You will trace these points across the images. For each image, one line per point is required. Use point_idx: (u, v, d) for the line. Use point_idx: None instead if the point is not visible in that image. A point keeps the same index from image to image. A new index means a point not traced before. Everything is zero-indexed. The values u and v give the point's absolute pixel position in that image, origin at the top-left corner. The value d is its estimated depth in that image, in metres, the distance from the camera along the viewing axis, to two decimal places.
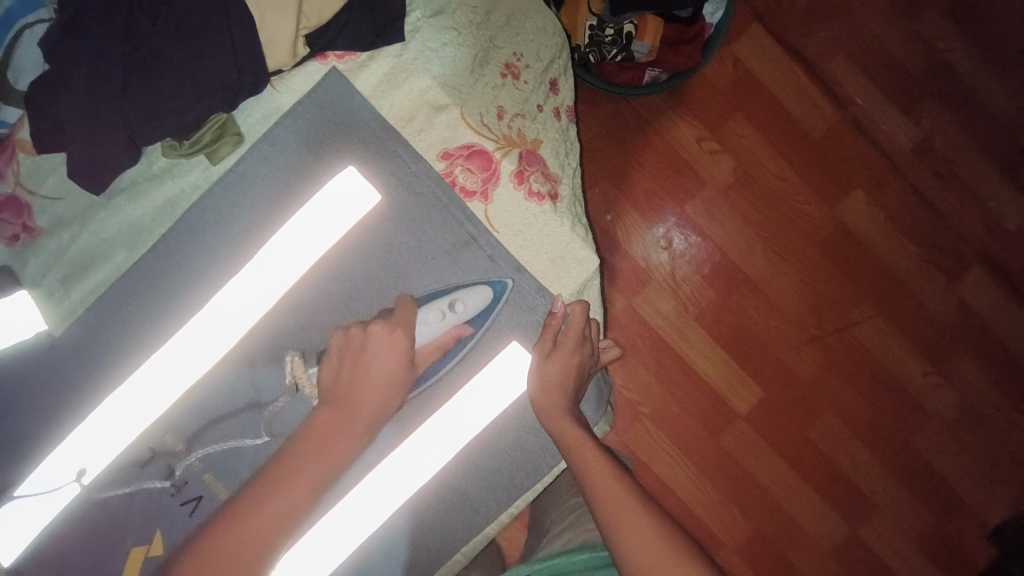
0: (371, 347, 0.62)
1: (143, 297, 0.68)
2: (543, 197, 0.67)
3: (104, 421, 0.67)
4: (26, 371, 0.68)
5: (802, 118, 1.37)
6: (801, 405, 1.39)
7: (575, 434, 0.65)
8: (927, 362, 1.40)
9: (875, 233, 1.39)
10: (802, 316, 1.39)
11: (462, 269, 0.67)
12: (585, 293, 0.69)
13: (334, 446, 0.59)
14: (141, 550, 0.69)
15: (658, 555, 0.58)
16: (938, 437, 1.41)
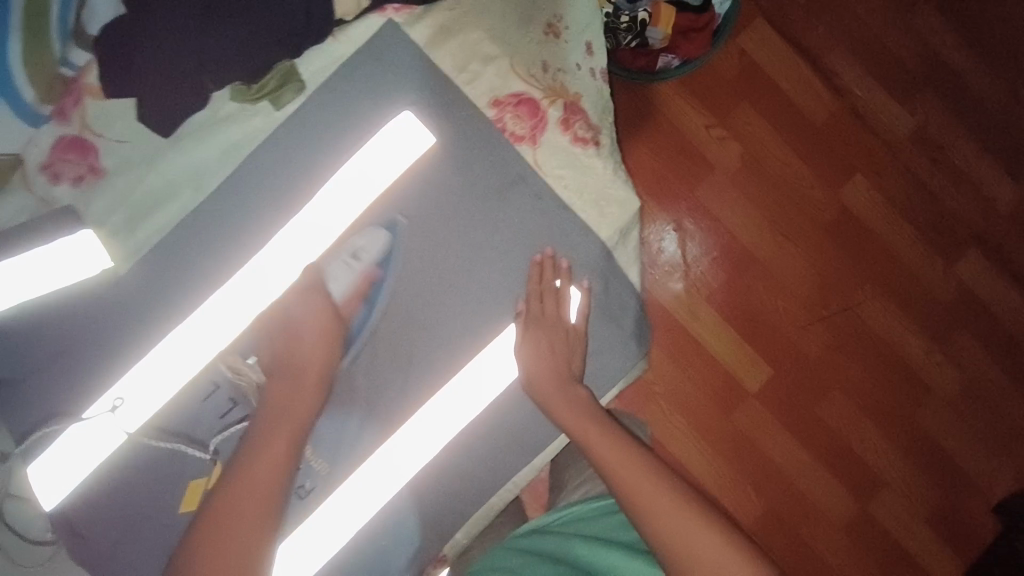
0: (293, 312, 0.69)
1: (212, 235, 0.73)
2: (587, 142, 0.71)
3: (158, 363, 0.73)
4: (91, 308, 0.73)
5: (805, 107, 1.43)
6: (810, 381, 1.42)
7: (574, 412, 0.69)
8: (928, 339, 1.45)
9: (876, 217, 1.45)
10: (808, 295, 1.43)
11: (373, 235, 0.71)
12: (627, 234, 0.73)
13: (295, 405, 0.66)
14: (200, 482, 0.73)
15: (683, 527, 0.59)
16: (941, 412, 1.45)
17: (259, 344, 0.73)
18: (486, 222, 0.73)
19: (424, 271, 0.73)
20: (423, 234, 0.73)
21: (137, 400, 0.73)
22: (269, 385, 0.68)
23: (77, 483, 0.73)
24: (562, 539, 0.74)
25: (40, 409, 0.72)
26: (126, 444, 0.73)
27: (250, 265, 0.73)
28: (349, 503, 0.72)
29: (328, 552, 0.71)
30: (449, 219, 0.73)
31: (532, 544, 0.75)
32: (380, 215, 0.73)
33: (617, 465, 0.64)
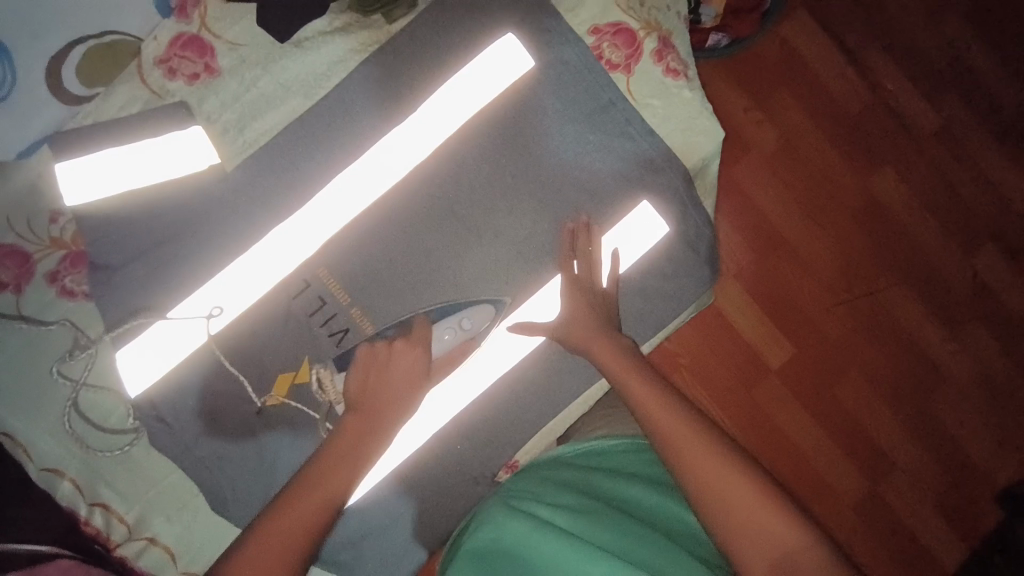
0: (394, 363, 0.64)
1: (310, 139, 0.76)
2: (678, 74, 0.76)
3: (247, 267, 0.75)
4: (190, 202, 0.75)
5: (838, 94, 1.35)
6: (828, 365, 1.30)
7: (613, 352, 0.66)
8: (947, 330, 1.32)
9: (901, 207, 1.35)
10: (833, 277, 1.32)
11: (481, 308, 0.74)
12: (709, 165, 0.77)
13: (369, 459, 0.59)
14: (289, 376, 0.74)
15: (719, 475, 0.56)
16: (961, 407, 1.31)
17: (343, 254, 0.76)
18: (576, 143, 0.76)
19: (512, 189, 0.77)
20: (514, 154, 0.76)
21: (229, 301, 0.74)
22: (342, 424, 0.60)
23: (155, 378, 0.73)
24: (578, 472, 0.71)
25: (129, 298, 0.73)
26: (206, 343, 0.73)
27: (333, 186, 0.76)
28: (428, 408, 0.76)
29: (405, 453, 0.76)
30: (540, 139, 0.76)
31: (552, 474, 0.71)
32: (470, 139, 0.76)
33: (659, 415, 0.60)
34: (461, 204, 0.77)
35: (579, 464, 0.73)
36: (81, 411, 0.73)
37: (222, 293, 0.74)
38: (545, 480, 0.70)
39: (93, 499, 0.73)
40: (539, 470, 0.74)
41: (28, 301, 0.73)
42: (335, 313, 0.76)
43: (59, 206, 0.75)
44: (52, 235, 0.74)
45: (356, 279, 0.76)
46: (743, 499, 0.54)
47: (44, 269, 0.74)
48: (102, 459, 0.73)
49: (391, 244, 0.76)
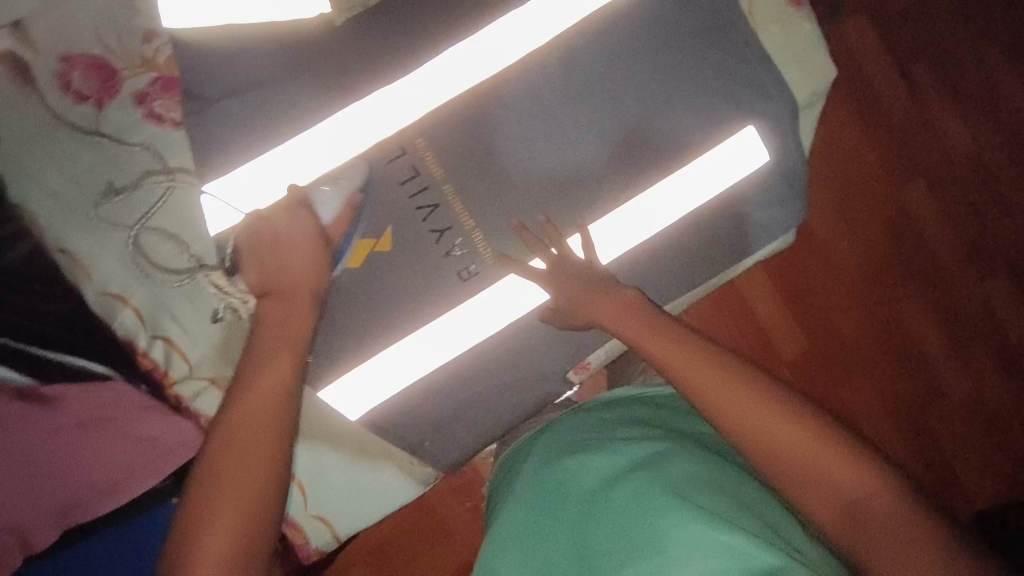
0: (284, 232, 0.66)
1: (423, 6, 0.74)
2: (801, 3, 0.77)
3: (336, 126, 0.72)
4: (294, 48, 0.73)
5: (884, 95, 1.25)
6: (838, 364, 1.24)
7: (615, 316, 0.64)
8: (953, 354, 1.24)
9: (932, 221, 1.26)
10: (853, 279, 1.25)
11: (354, 165, 0.72)
12: (816, 100, 0.78)
13: (290, 323, 0.61)
14: (370, 241, 0.74)
15: (760, 415, 0.54)
16: (959, 434, 1.23)
17: (440, 130, 0.75)
18: (693, 59, 0.76)
19: (621, 93, 0.76)
20: (627, 58, 0.76)
21: (315, 153, 0.72)
22: (261, 307, 0.63)
23: (234, 219, 0.71)
24: (652, 411, 0.72)
25: (220, 134, 0.71)
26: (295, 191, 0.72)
27: (431, 62, 0.74)
28: (495, 303, 0.76)
29: (465, 343, 0.76)
30: (658, 48, 0.75)
31: (619, 414, 0.71)
32: (588, 38, 0.75)
33: (678, 369, 0.58)
34: (566, 102, 0.76)
35: (647, 405, 0.73)
36: (158, 239, 0.71)
37: (289, 156, 0.71)
38: (605, 419, 0.70)
39: (155, 332, 0.72)
40: (590, 409, 0.73)
41: (108, 120, 0.70)
42: (428, 186, 0.75)
43: (154, 26, 0.71)
44: (143, 55, 0.70)
45: (453, 153, 0.75)
46: (796, 442, 0.53)
47: (131, 89, 0.70)
48: (172, 291, 0.72)
49: (487, 127, 0.75)
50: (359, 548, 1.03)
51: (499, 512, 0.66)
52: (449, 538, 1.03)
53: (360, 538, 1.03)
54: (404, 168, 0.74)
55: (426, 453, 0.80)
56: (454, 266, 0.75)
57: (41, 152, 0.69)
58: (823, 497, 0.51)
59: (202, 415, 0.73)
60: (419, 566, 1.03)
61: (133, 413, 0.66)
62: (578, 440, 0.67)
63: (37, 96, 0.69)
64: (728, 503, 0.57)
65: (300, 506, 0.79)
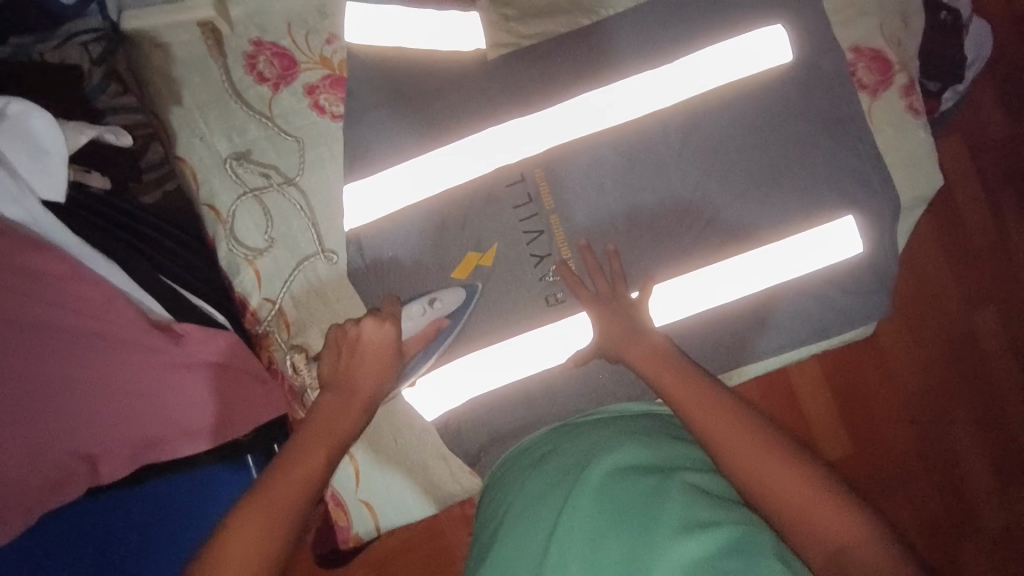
0: (365, 340, 0.65)
1: (569, 56, 0.82)
2: (919, 114, 0.81)
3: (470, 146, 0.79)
4: (450, 70, 0.82)
5: (972, 220, 1.26)
6: (870, 466, 1.21)
7: (660, 364, 0.67)
8: (1000, 488, 1.21)
9: (1001, 351, 1.24)
10: (909, 391, 1.23)
11: (453, 291, 0.77)
12: (917, 204, 0.82)
13: (342, 422, 0.61)
14: (475, 255, 0.79)
15: (789, 484, 0.55)
16: (989, 566, 1.20)
17: (558, 165, 0.81)
18: (807, 145, 0.80)
19: (733, 164, 0.81)
20: (744, 131, 0.81)
21: (449, 169, 0.79)
22: (319, 400, 0.62)
23: (365, 219, 0.78)
24: (662, 424, 0.71)
25: (368, 132, 0.79)
26: (425, 205, 0.79)
27: (564, 105, 0.81)
28: (563, 335, 0.79)
29: (535, 365, 0.80)
30: (774, 129, 0.81)
31: (630, 423, 0.71)
32: (713, 109, 0.81)
33: (713, 427, 0.60)
34: (679, 162, 0.81)
35: (659, 418, 0.73)
36: (294, 215, 0.79)
37: (413, 174, 0.78)
38: (620, 428, 0.70)
39: (270, 297, 0.78)
40: (609, 419, 0.74)
41: (279, 103, 0.79)
42: (538, 213, 0.81)
43: (336, 32, 0.81)
44: (322, 54, 0.81)
45: (566, 185, 0.81)
46: (825, 516, 0.52)
47: (306, 80, 0.80)
48: (293, 264, 0.79)
49: (600, 171, 0.81)
50: (369, 552, 1.04)
51: (505, 517, 0.66)
52: (454, 564, 1.05)
53: (377, 537, 1.05)
54: (518, 194, 0.81)
55: (478, 461, 0.83)
56: (545, 290, 0.80)
57: (217, 117, 0.79)
58: (830, 547, 0.51)
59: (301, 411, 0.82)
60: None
61: (237, 360, 0.72)
62: (588, 448, 0.67)
63: (225, 70, 0.79)
64: (724, 516, 0.54)
65: (350, 485, 0.82)
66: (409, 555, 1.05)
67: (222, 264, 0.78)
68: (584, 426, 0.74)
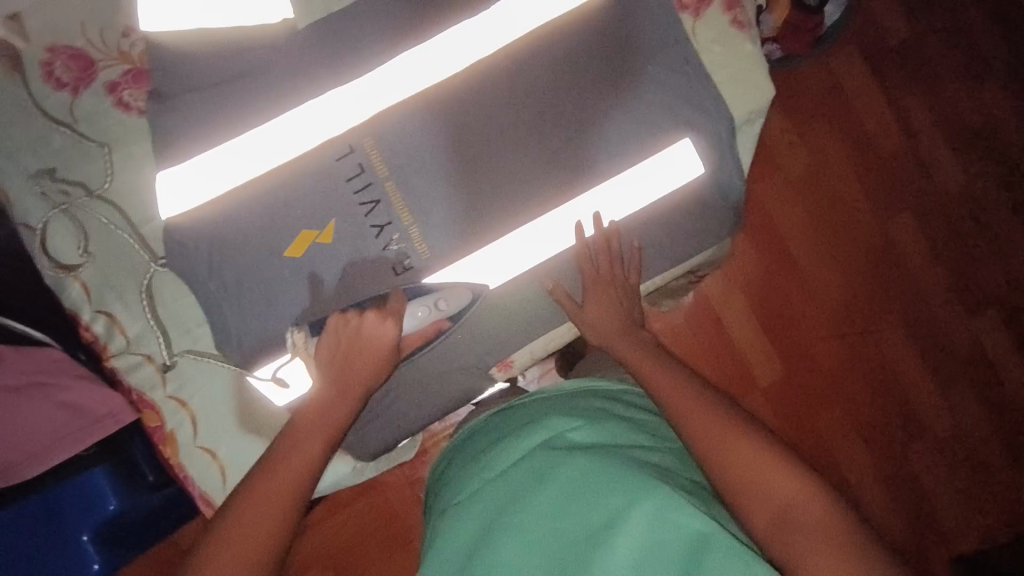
0: (365, 332, 0.68)
1: (378, 17, 0.79)
2: (745, 26, 0.79)
3: (288, 124, 0.76)
4: (251, 50, 0.78)
5: (874, 133, 1.35)
6: (814, 396, 1.31)
7: (604, 314, 0.77)
8: (933, 381, 1.33)
9: (916, 255, 1.34)
10: (835, 309, 1.32)
11: (460, 293, 0.76)
12: (753, 120, 0.80)
13: (333, 413, 0.66)
14: (313, 232, 0.77)
15: (711, 424, 0.61)
16: (930, 456, 1.32)
17: (388, 133, 0.78)
18: (634, 74, 0.78)
19: (565, 105, 0.79)
20: (567, 72, 0.79)
21: (269, 147, 0.76)
22: (316, 388, 0.67)
23: (179, 210, 0.75)
24: (597, 404, 0.73)
25: (178, 127, 0.75)
26: (248, 188, 0.75)
27: (381, 69, 0.78)
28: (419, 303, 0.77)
29: None
30: (601, 64, 0.79)
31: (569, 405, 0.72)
32: (535, 50, 0.79)
33: (652, 375, 0.69)
34: (511, 109, 0.79)
35: (594, 396, 0.75)
36: (114, 224, 0.75)
37: (229, 154, 0.75)
38: (572, 408, 0.71)
39: (103, 308, 0.75)
40: (555, 400, 0.75)
41: (81, 107, 0.76)
42: (372, 182, 0.78)
43: (133, 24, 0.77)
44: (120, 48, 0.77)
45: (398, 153, 0.78)
46: (745, 455, 0.58)
47: (104, 79, 0.77)
48: (120, 270, 0.75)
49: (438, 141, 0.78)
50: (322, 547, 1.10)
51: (445, 515, 0.65)
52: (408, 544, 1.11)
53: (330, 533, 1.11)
54: (347, 167, 0.77)
55: (357, 443, 0.82)
56: (390, 261, 0.78)
57: (16, 132, 0.75)
58: (760, 497, 0.55)
59: (163, 429, 0.76)
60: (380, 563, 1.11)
61: (69, 379, 0.70)
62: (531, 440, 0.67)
63: (22, 82, 0.75)
64: (674, 493, 0.57)
65: (219, 488, 0.76)
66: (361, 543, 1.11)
67: (48, 282, 0.74)
68: (530, 408, 0.75)
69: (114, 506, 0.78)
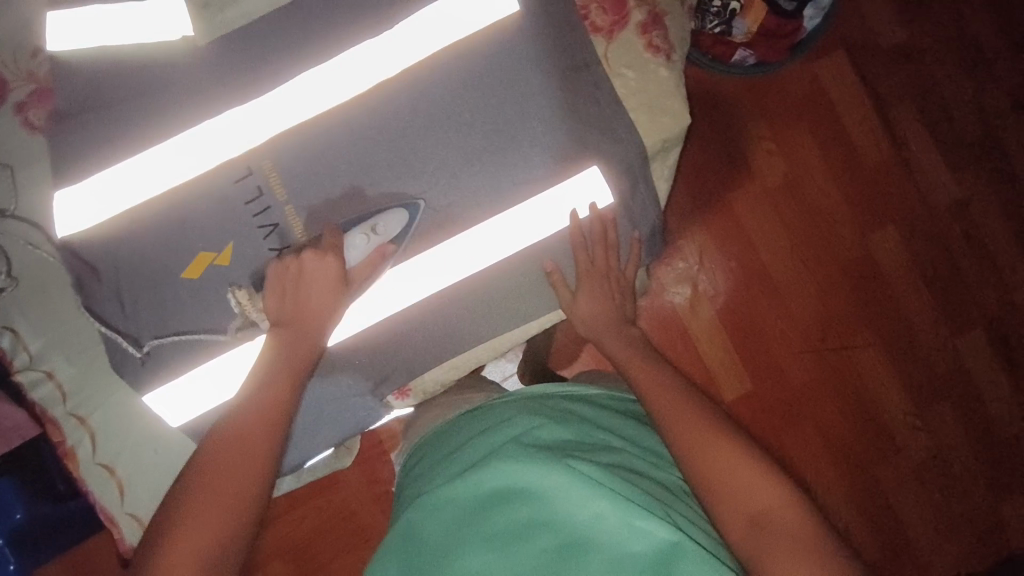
0: (309, 269, 0.70)
1: (280, 32, 0.76)
2: (659, 51, 0.77)
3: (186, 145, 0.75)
4: (150, 66, 0.76)
5: (858, 143, 1.26)
6: (784, 412, 1.26)
7: (594, 305, 0.79)
8: (910, 404, 1.27)
9: (897, 273, 1.27)
10: (808, 325, 1.26)
11: (395, 214, 0.74)
12: (668, 148, 0.79)
13: (293, 351, 0.68)
14: (210, 255, 0.75)
15: (692, 423, 0.68)
16: (905, 481, 1.27)
17: (287, 152, 0.75)
18: (543, 96, 0.75)
19: (469, 128, 0.76)
20: (474, 94, 0.75)
21: (166, 168, 0.75)
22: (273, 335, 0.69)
23: (81, 229, 0.75)
24: (561, 407, 0.80)
25: (79, 146, 0.75)
26: (144, 209, 0.75)
27: (282, 87, 0.75)
28: None
29: None
30: (509, 85, 0.75)
31: (539, 406, 0.79)
32: (441, 68, 0.75)
33: (641, 376, 0.76)
34: (413, 130, 0.76)
35: (559, 399, 0.83)
36: (25, 245, 0.77)
37: (129, 174, 0.75)
38: (540, 410, 0.78)
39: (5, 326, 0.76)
40: (524, 402, 0.81)
41: None
42: (270, 206, 0.75)
43: (42, 44, 0.79)
44: (30, 69, 0.79)
45: (298, 174, 0.75)
46: (725, 456, 0.64)
47: (14, 99, 0.78)
48: (26, 288, 0.77)
49: (353, 164, 0.76)
50: (282, 545, 1.15)
51: (423, 502, 0.71)
52: (368, 543, 1.15)
53: (293, 532, 1.15)
54: (246, 187, 0.75)
55: None
56: None
57: None
58: (732, 499, 0.61)
59: (65, 445, 0.78)
60: (341, 563, 1.15)
61: None
62: (508, 435, 0.74)
63: None
64: (636, 495, 0.64)
65: (117, 502, 0.78)
66: (319, 545, 1.15)
67: None
68: (499, 405, 0.82)
69: (20, 515, 0.84)
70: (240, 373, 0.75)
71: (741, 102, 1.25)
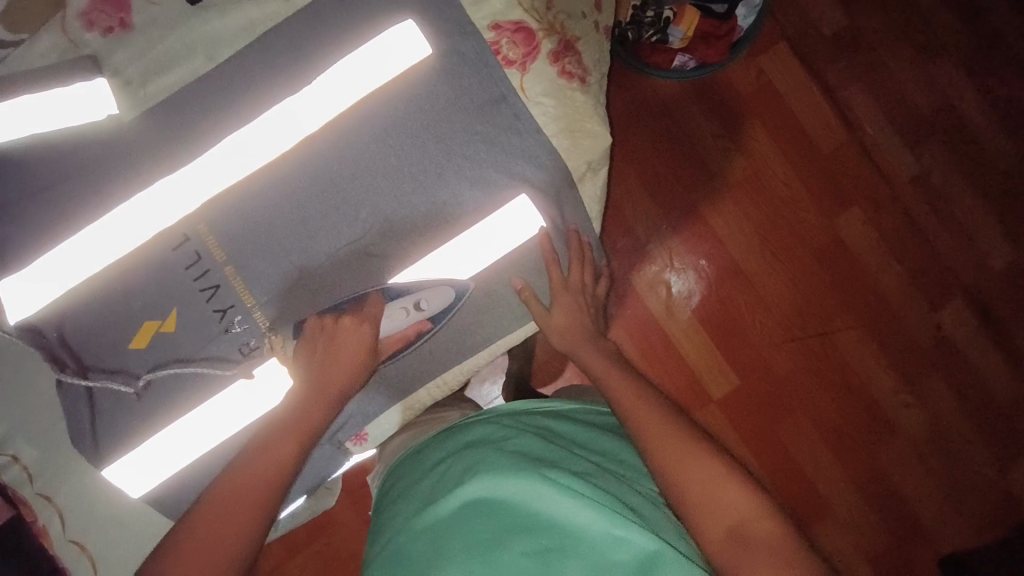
0: (343, 334, 0.73)
1: (206, 100, 0.79)
2: (573, 77, 0.78)
3: (121, 219, 0.76)
4: (85, 147, 0.79)
5: (812, 129, 1.27)
6: (772, 400, 1.25)
7: (570, 317, 0.79)
8: (899, 381, 1.25)
9: (869, 251, 1.26)
10: (788, 313, 1.26)
11: (440, 291, 0.77)
12: (593, 170, 0.82)
13: (309, 414, 0.68)
14: (155, 323, 0.77)
15: (664, 434, 0.65)
16: (905, 459, 1.25)
17: (219, 215, 0.77)
18: (466, 133, 0.78)
19: (396, 171, 0.77)
20: (398, 137, 0.77)
21: (103, 244, 0.76)
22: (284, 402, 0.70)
23: (32, 313, 0.77)
24: (538, 423, 0.80)
25: (22, 233, 0.77)
26: (88, 285, 0.76)
27: (215, 151, 0.77)
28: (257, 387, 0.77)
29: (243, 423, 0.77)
30: (430, 126, 0.77)
31: (516, 422, 0.80)
32: (364, 116, 0.77)
33: (613, 385, 0.74)
34: (342, 179, 0.77)
35: (535, 415, 0.83)
36: None
37: (72, 253, 0.76)
38: (518, 426, 0.79)
39: None
40: (502, 419, 0.82)
41: None
42: (210, 269, 0.77)
43: None
44: None
45: (241, 232, 0.77)
46: (700, 470, 0.61)
47: None
48: None
49: (293, 216, 0.77)
50: None
51: (403, 527, 0.70)
52: None
53: None
54: (184, 254, 0.77)
55: None
56: (234, 343, 0.77)
57: None
58: (710, 514, 0.59)
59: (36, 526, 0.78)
60: None
61: None
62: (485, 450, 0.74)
63: None
64: (614, 503, 0.64)
65: None
66: None
67: None
68: (474, 424, 0.82)
69: None
70: (208, 432, 0.77)
71: (689, 105, 1.26)
